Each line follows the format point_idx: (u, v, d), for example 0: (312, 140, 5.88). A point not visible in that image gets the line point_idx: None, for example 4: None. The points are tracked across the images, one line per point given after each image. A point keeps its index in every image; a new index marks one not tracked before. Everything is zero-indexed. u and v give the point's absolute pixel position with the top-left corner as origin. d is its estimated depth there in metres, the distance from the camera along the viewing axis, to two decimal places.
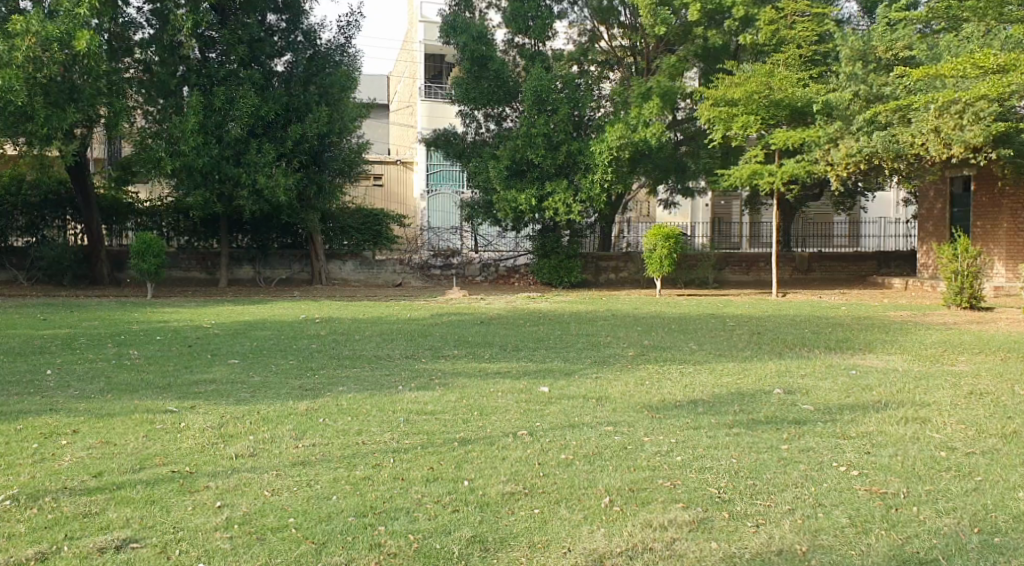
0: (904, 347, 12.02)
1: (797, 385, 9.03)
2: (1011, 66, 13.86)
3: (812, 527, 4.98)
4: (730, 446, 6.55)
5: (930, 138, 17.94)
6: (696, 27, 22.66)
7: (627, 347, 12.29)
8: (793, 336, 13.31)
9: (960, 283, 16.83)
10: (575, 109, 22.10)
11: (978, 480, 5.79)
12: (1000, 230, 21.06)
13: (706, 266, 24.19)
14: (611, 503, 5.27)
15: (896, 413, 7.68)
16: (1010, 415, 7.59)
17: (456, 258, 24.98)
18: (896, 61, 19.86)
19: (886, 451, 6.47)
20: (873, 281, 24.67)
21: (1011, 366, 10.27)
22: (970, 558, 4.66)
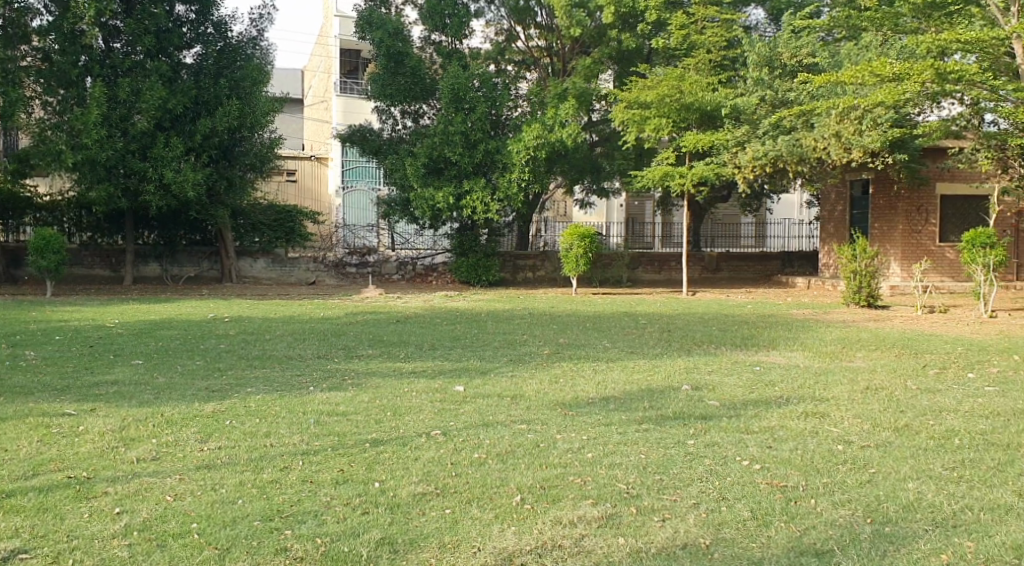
0: (807, 345, 12.39)
1: (704, 382, 9.23)
2: (906, 75, 14.48)
3: (716, 521, 5.10)
4: (639, 442, 6.65)
5: (832, 142, 18.88)
6: (611, 29, 22.96)
7: (542, 345, 12.36)
8: (702, 334, 13.58)
9: (859, 282, 17.45)
10: (492, 108, 22.15)
11: (871, 472, 6.01)
12: (896, 231, 21.89)
13: (620, 266, 24.55)
14: (522, 501, 5.29)
15: (797, 409, 7.91)
16: (904, 409, 7.90)
17: (372, 256, 24.76)
18: (801, 68, 20.52)
19: (787, 446, 6.66)
20: (779, 280, 25.33)
21: (905, 362, 10.68)
22: (863, 548, 4.82)
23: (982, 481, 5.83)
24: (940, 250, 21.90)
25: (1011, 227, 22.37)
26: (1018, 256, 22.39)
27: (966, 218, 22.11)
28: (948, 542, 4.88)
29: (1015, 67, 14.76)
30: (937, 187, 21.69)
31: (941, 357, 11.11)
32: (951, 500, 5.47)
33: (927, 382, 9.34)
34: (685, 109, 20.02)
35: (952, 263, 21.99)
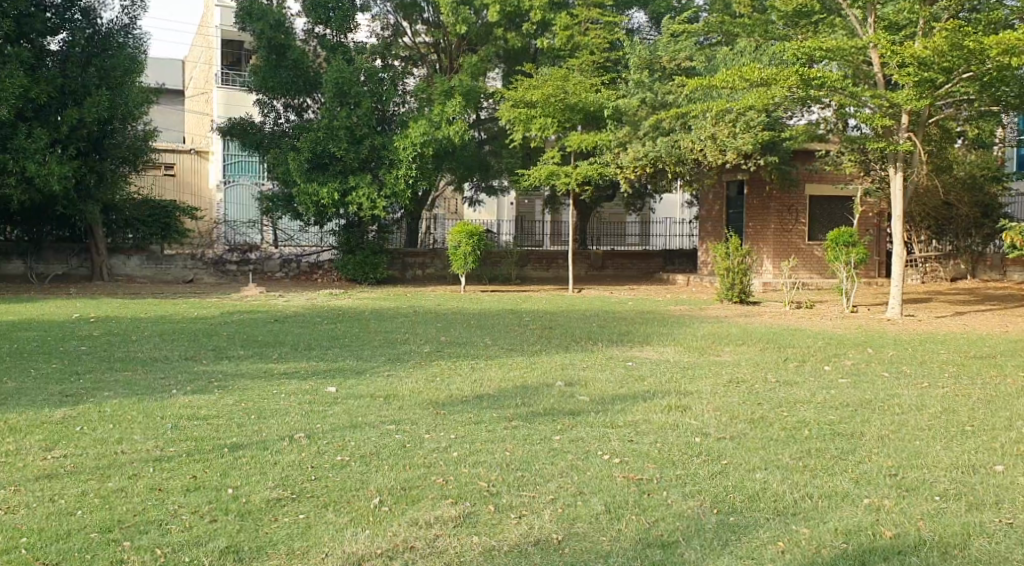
0: (679, 340, 12.73)
1: (577, 378, 9.36)
2: (774, 80, 15.02)
3: (570, 515, 5.20)
4: (506, 438, 6.73)
5: (707, 144, 19.44)
6: (496, 27, 23.06)
7: (423, 343, 12.33)
8: (581, 330, 13.80)
9: (732, 279, 18.03)
10: (379, 103, 21.96)
11: (723, 463, 6.24)
12: (769, 230, 22.72)
13: (509, 263, 24.68)
14: (380, 503, 5.28)
15: (661, 402, 8.14)
16: (762, 401, 8.22)
17: (254, 253, 24.32)
18: (679, 71, 21.06)
19: (648, 439, 6.86)
20: (660, 277, 25.95)
21: (768, 356, 11.10)
22: (707, 538, 4.98)
23: (824, 470, 6.12)
24: (808, 247, 22.87)
25: (873, 226, 23.53)
26: (879, 254, 23.54)
27: (833, 217, 23.09)
28: (785, 530, 5.09)
29: (874, 74, 15.51)
30: (806, 188, 22.60)
31: (802, 351, 11.57)
32: (794, 488, 5.72)
33: (786, 374, 9.75)
34: (568, 109, 20.24)
35: (820, 260, 22.97)
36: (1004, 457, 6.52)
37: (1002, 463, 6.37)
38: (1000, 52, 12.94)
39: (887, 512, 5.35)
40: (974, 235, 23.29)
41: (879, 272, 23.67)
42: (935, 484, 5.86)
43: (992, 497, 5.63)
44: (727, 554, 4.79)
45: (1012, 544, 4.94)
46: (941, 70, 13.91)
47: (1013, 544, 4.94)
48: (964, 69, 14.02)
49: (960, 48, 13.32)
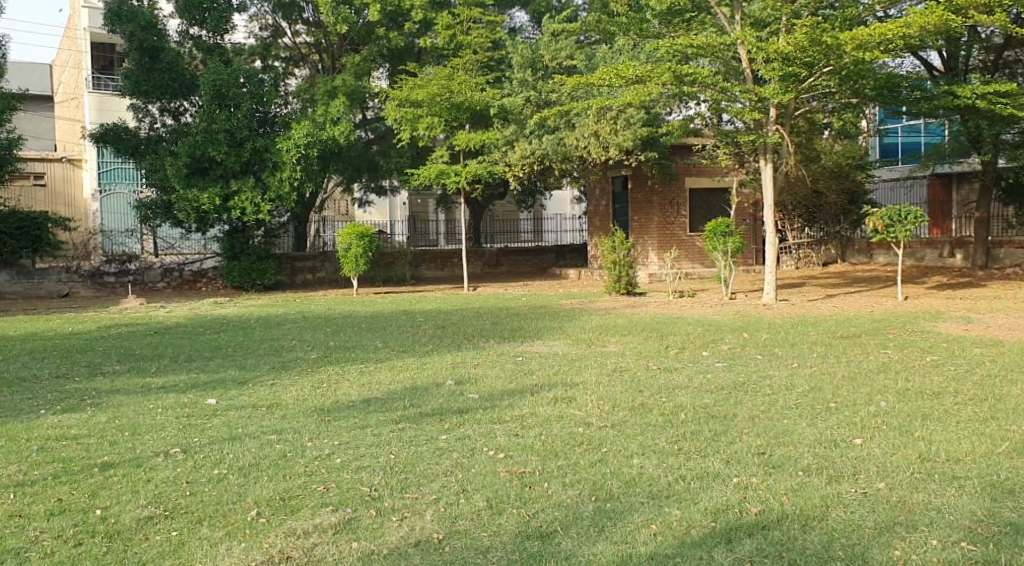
0: (567, 333, 12.90)
1: (467, 376, 9.40)
2: (648, 77, 15.29)
3: (451, 514, 5.30)
4: (391, 442, 6.70)
5: (591, 141, 19.75)
6: (377, 26, 22.88)
7: (309, 349, 12.14)
8: (473, 328, 13.84)
9: (619, 272, 18.33)
10: (259, 105, 21.46)
11: (603, 451, 6.47)
12: (652, 223, 23.23)
13: (402, 263, 24.50)
14: (257, 515, 5.21)
15: (547, 395, 8.25)
16: (643, 388, 8.44)
17: (133, 263, 23.44)
18: (560, 69, 21.34)
19: (532, 432, 6.94)
20: (552, 272, 26.28)
21: (651, 344, 11.36)
22: (584, 526, 5.26)
23: (697, 452, 6.47)
24: (690, 239, 23.48)
25: (749, 216, 24.37)
26: (756, 242, 24.35)
27: (711, 210, 23.83)
28: (659, 513, 5.47)
29: (743, 70, 15.98)
30: (686, 181, 23.26)
31: (683, 338, 11.88)
32: (668, 472, 6.08)
33: (667, 361, 10.02)
34: (454, 108, 20.08)
35: (701, 251, 23.62)
36: (862, 430, 6.96)
37: (859, 436, 6.83)
38: (854, 48, 13.59)
39: (753, 490, 5.82)
40: (842, 222, 24.42)
41: (757, 261, 24.47)
42: (799, 460, 6.32)
43: (850, 468, 6.15)
44: (603, 541, 5.08)
45: (864, 513, 5.49)
46: (803, 65, 14.47)
47: (865, 512, 5.49)
48: (824, 64, 14.58)
49: (819, 45, 13.79)
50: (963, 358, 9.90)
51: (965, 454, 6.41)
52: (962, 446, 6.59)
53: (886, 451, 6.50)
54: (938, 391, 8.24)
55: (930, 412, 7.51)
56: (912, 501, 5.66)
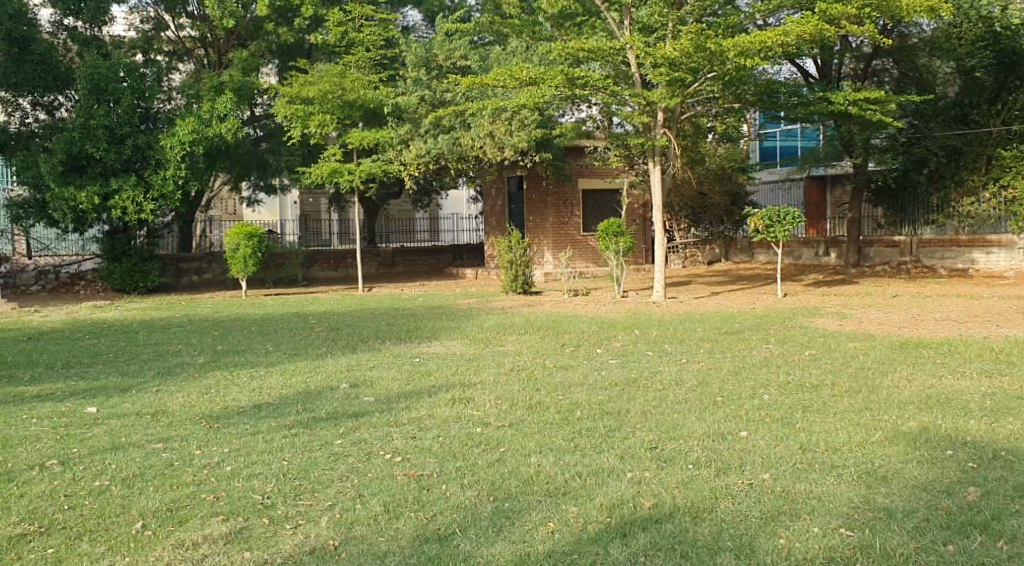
0: (465, 333, 12.86)
1: (362, 379, 9.24)
2: (541, 79, 15.35)
3: (348, 520, 5.20)
4: (284, 448, 6.52)
5: (486, 142, 19.78)
6: (266, 21, 22.35)
7: (196, 354, 11.73)
8: (368, 330, 13.63)
9: (515, 271, 18.37)
10: (141, 100, 20.67)
11: (501, 450, 6.47)
12: (547, 222, 23.39)
13: (294, 264, 23.94)
14: (142, 528, 5.01)
15: (444, 396, 8.17)
16: (540, 386, 8.46)
17: (4, 265, 22.53)
18: (454, 69, 21.25)
19: (429, 434, 6.87)
20: (448, 272, 26.20)
21: (546, 343, 11.39)
22: (482, 526, 5.22)
23: (593, 449, 6.51)
24: (583, 238, 23.77)
25: (639, 216, 24.88)
26: (646, 242, 24.84)
27: (604, 209, 24.16)
28: (555, 511, 5.48)
29: (632, 74, 16.15)
30: (579, 182, 23.51)
31: (578, 337, 11.97)
32: (565, 470, 6.10)
33: (563, 359, 10.06)
34: (346, 105, 19.74)
35: (594, 250, 23.93)
36: (747, 423, 7.14)
37: (745, 428, 7.00)
38: (737, 54, 13.90)
39: (647, 484, 5.89)
40: (726, 221, 25.12)
41: (647, 259, 25.00)
42: (689, 453, 6.43)
43: (737, 460, 6.30)
44: (500, 540, 5.06)
45: (751, 504, 5.63)
46: (689, 69, 14.74)
47: (753, 503, 5.63)
48: (709, 70, 14.88)
49: (703, 51, 14.08)
50: (839, 352, 10.27)
51: (842, 444, 6.65)
52: (840, 436, 6.83)
53: (770, 443, 6.68)
54: (818, 384, 8.52)
55: (809, 404, 7.75)
56: (795, 491, 5.83)
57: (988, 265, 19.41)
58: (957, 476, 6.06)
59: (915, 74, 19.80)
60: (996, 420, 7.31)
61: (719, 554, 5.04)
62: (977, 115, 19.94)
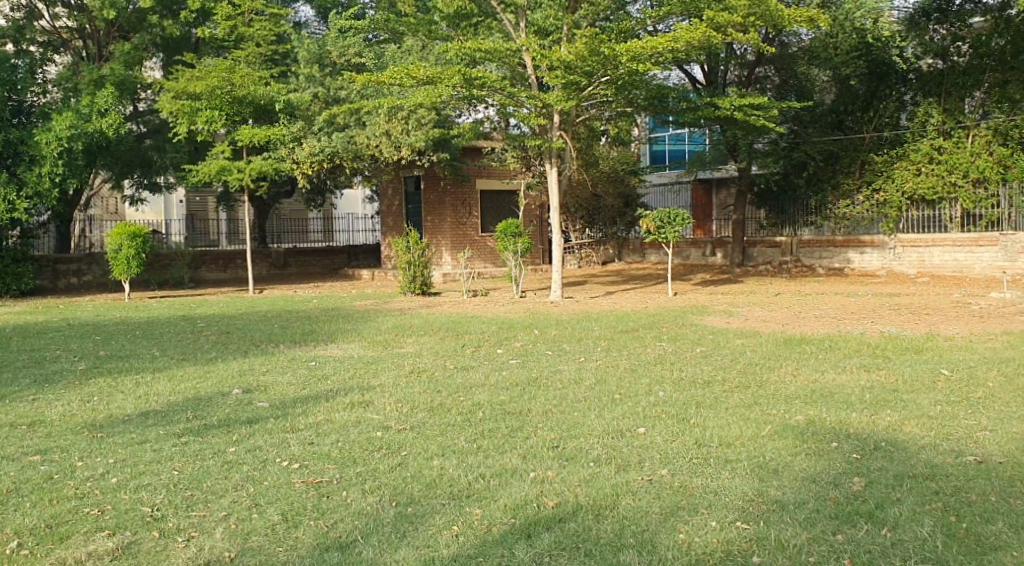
0: (362, 335, 12.64)
1: (256, 384, 8.96)
2: (438, 78, 15.21)
3: (244, 530, 5.06)
4: (174, 457, 6.24)
5: (382, 141, 19.56)
6: (150, 13, 21.51)
7: (76, 360, 11.21)
8: (260, 333, 13.25)
9: (413, 272, 18.19)
10: (13, 93, 19.70)
11: (402, 454, 6.36)
12: (444, 223, 23.20)
13: (181, 266, 23.04)
14: (19, 547, 4.78)
15: (343, 400, 7.99)
16: (439, 388, 8.36)
17: None
18: (349, 66, 20.97)
19: (328, 439, 6.71)
20: (343, 273, 25.81)
21: (445, 344, 11.30)
22: (385, 532, 5.12)
23: (495, 450, 6.47)
24: (481, 239, 23.73)
25: (536, 217, 25.02)
26: (543, 242, 24.98)
27: (501, 210, 24.19)
28: (459, 514, 5.40)
29: (528, 75, 16.14)
30: (475, 182, 23.48)
31: (477, 337, 11.93)
32: (468, 472, 6.04)
33: (463, 360, 10.00)
34: (235, 102, 19.18)
35: (492, 250, 23.92)
36: (644, 420, 7.21)
37: (643, 425, 7.08)
38: (629, 58, 14.15)
39: (549, 483, 5.88)
40: (620, 222, 25.45)
41: (544, 260, 25.15)
42: (590, 451, 6.45)
43: (636, 457, 6.34)
44: (404, 546, 4.97)
45: (651, 500, 5.67)
46: (584, 73, 14.80)
47: (653, 499, 5.68)
48: (603, 74, 15.00)
49: (598, 54, 14.18)
50: (729, 349, 10.50)
51: (735, 439, 6.78)
52: (732, 431, 6.97)
53: (666, 439, 6.76)
54: (710, 379, 8.70)
55: (702, 400, 7.88)
56: (693, 485, 5.90)
57: (862, 264, 20.23)
58: (843, 467, 6.24)
59: (795, 81, 20.54)
60: (876, 412, 7.58)
61: (622, 551, 5.05)
62: (852, 121, 20.77)
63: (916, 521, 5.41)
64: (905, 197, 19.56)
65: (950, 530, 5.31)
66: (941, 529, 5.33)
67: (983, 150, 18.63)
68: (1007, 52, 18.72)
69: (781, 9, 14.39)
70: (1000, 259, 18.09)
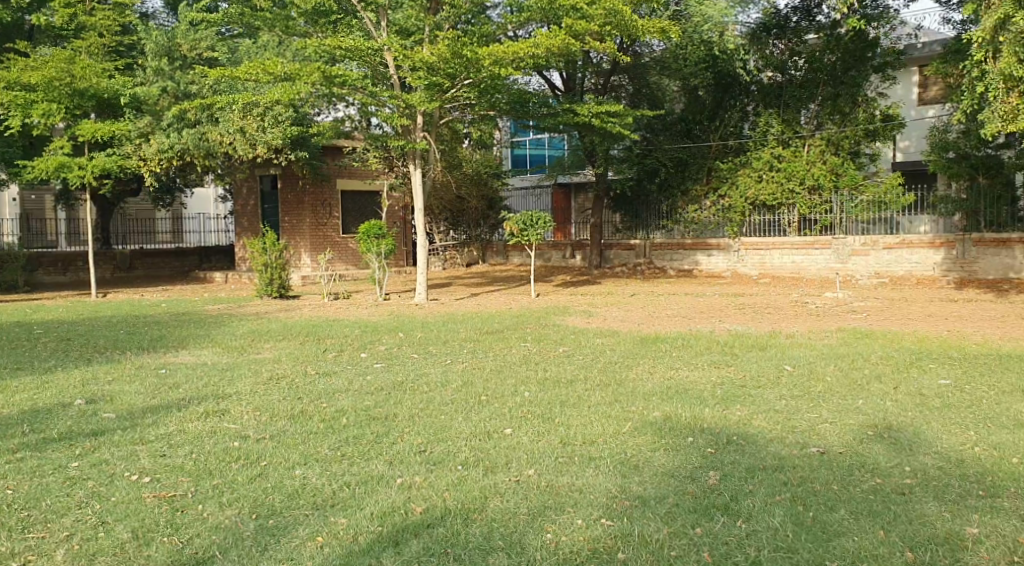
0: (216, 340, 12.12)
1: (101, 394, 8.43)
2: (297, 76, 14.82)
3: (89, 551, 4.84)
4: (10, 474, 5.82)
5: (237, 138, 18.98)
6: None
7: None
8: (104, 340, 12.51)
9: (271, 274, 17.60)
10: None
11: (262, 464, 6.11)
12: (304, 223, 22.54)
13: (15, 268, 21.58)
14: None
15: (197, 409, 7.62)
16: (301, 395, 8.09)
17: None
18: (200, 60, 20.43)
19: (181, 451, 6.37)
20: (194, 276, 24.80)
21: (305, 349, 10.98)
22: (245, 547, 4.95)
23: (361, 456, 6.30)
24: (342, 241, 23.29)
25: (399, 219, 24.76)
26: (406, 244, 24.76)
27: (361, 211, 23.81)
28: (323, 524, 5.25)
29: (390, 75, 15.87)
30: (337, 182, 23.01)
31: (338, 341, 11.64)
32: (332, 480, 5.85)
33: (324, 365, 9.73)
34: (77, 94, 18.04)
35: (353, 252, 23.51)
36: (511, 420, 7.20)
37: (510, 425, 7.06)
38: (491, 62, 14.04)
39: (417, 489, 5.76)
40: (483, 224, 25.44)
41: (407, 262, 24.94)
42: (457, 454, 6.37)
43: (503, 458, 6.31)
44: (265, 561, 4.81)
45: (519, 501, 5.64)
46: (446, 75, 14.81)
47: (521, 500, 5.65)
48: (465, 76, 15.00)
49: (460, 57, 14.14)
50: (591, 349, 10.63)
51: (598, 436, 6.86)
52: (595, 429, 7.03)
53: (533, 438, 6.77)
54: (573, 379, 8.78)
55: (566, 399, 7.94)
56: (559, 484, 5.91)
57: (709, 266, 20.96)
58: (699, 461, 6.39)
59: (647, 91, 21.04)
60: (727, 407, 7.83)
61: (490, 554, 5.01)
62: (700, 130, 21.50)
63: (768, 512, 5.58)
64: (748, 203, 20.33)
65: (798, 520, 5.50)
66: (791, 518, 5.52)
67: (817, 160, 19.71)
68: (838, 67, 19.88)
69: (635, 19, 14.82)
70: (832, 262, 19.10)
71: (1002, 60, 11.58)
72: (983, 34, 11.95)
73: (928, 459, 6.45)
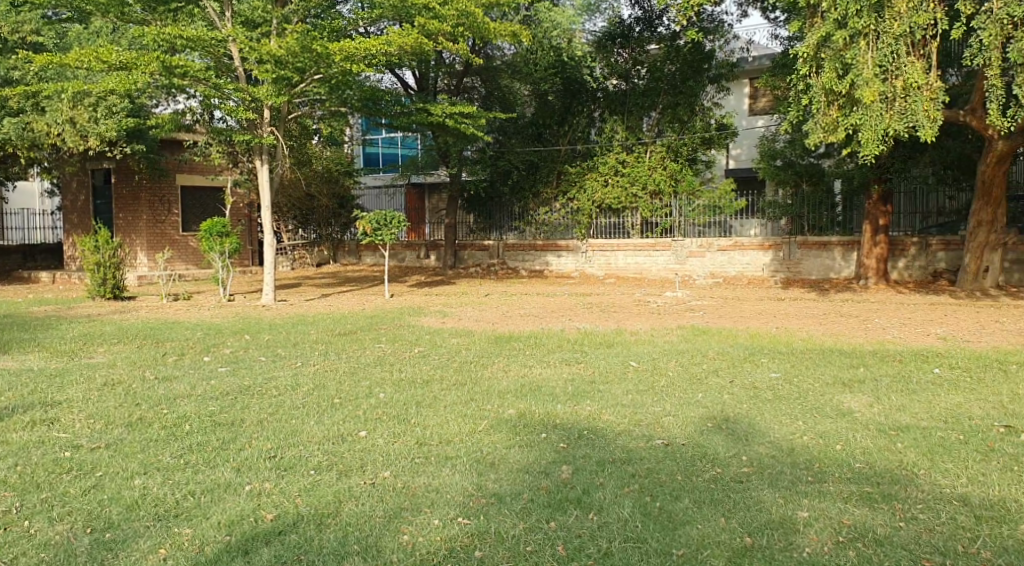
0: (43, 344, 11.34)
1: None
2: (133, 65, 14.06)
3: None
4: None
5: (66, 129, 17.73)
6: None
7: None
8: None
9: (104, 274, 16.65)
10: None
11: (97, 475, 5.76)
12: (140, 221, 21.48)
13: None
14: None
15: (22, 419, 7.09)
16: (138, 401, 7.67)
17: None
18: (24, 45, 19.06)
19: (6, 463, 5.93)
20: (15, 276, 23.18)
21: (143, 353, 10.42)
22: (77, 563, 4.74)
23: (205, 464, 6.03)
24: (183, 239, 22.32)
25: (245, 217, 23.99)
26: (252, 243, 24.02)
27: (203, 209, 22.88)
28: (166, 535, 5.04)
29: (234, 67, 15.43)
30: (176, 178, 21.99)
31: (179, 344, 11.11)
32: (174, 489, 5.58)
33: (163, 369, 9.26)
34: None
35: (195, 251, 22.58)
36: (365, 422, 7.07)
37: (364, 428, 6.92)
38: (342, 58, 13.87)
39: (268, 495, 5.57)
40: (334, 223, 24.92)
41: (253, 261, 24.17)
42: (309, 458, 6.20)
43: (358, 461, 6.19)
44: None
45: (373, 504, 5.54)
46: (295, 69, 14.39)
47: (375, 502, 5.55)
48: (315, 71, 14.67)
49: (308, 51, 13.78)
50: (445, 349, 10.59)
51: (453, 436, 6.83)
52: (450, 428, 7.00)
53: (388, 440, 6.67)
54: (427, 379, 8.71)
55: (421, 399, 7.87)
56: (414, 485, 5.85)
57: (558, 267, 21.35)
58: (551, 457, 6.47)
59: (498, 94, 21.21)
60: (577, 403, 7.94)
61: (344, 559, 4.92)
62: (549, 134, 21.91)
63: (618, 504, 5.70)
64: (595, 206, 20.86)
65: (646, 510, 5.64)
66: (639, 509, 5.66)
67: (658, 165, 20.38)
68: (677, 77, 20.59)
69: (486, 21, 14.99)
70: (671, 263, 19.85)
71: (824, 75, 12.35)
72: (806, 51, 12.44)
73: (763, 448, 6.75)
